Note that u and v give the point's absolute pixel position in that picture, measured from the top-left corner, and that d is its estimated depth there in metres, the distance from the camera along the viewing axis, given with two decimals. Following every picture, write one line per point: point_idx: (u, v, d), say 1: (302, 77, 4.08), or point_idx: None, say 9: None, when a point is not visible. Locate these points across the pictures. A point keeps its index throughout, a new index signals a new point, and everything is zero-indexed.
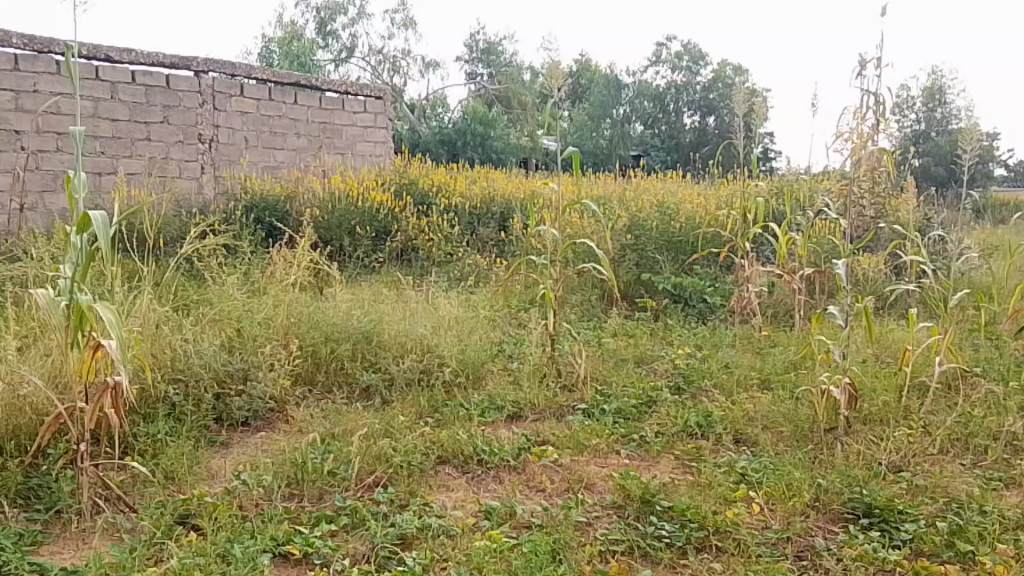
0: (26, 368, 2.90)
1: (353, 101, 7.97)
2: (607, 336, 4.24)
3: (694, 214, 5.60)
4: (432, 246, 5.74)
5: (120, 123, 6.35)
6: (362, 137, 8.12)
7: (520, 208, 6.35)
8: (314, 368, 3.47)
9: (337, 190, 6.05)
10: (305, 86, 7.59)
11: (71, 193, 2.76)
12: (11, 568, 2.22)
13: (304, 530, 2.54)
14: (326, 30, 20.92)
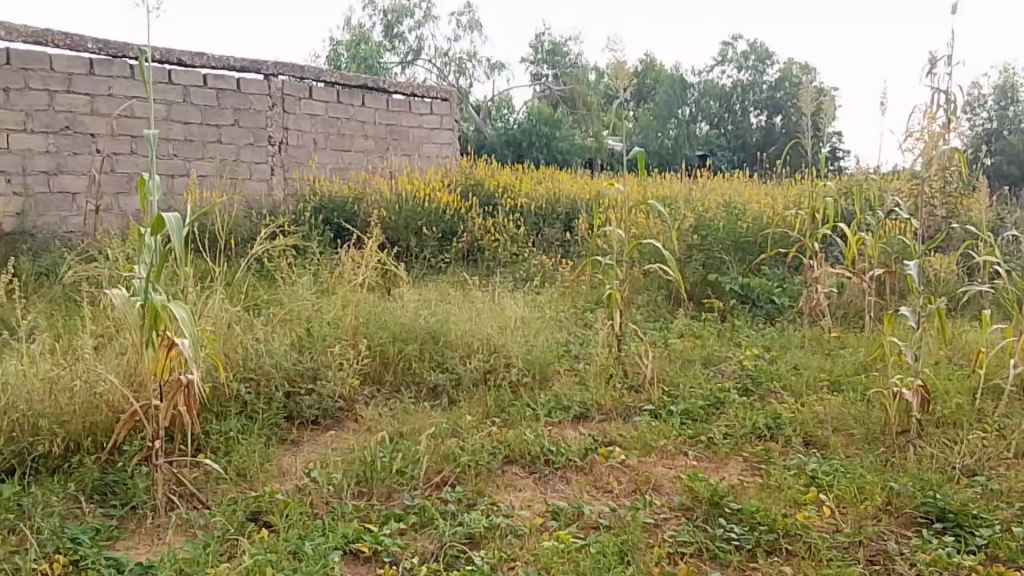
0: (103, 366, 2.94)
1: (418, 103, 7.99)
2: (674, 337, 4.23)
3: (762, 214, 5.60)
4: (498, 247, 5.74)
5: (191, 126, 6.44)
6: (428, 138, 8.14)
7: (585, 208, 6.36)
8: (382, 367, 3.49)
9: (405, 190, 6.13)
10: (371, 89, 7.62)
11: (143, 195, 2.62)
12: (88, 563, 2.29)
13: (374, 527, 2.56)
14: (393, 33, 20.08)
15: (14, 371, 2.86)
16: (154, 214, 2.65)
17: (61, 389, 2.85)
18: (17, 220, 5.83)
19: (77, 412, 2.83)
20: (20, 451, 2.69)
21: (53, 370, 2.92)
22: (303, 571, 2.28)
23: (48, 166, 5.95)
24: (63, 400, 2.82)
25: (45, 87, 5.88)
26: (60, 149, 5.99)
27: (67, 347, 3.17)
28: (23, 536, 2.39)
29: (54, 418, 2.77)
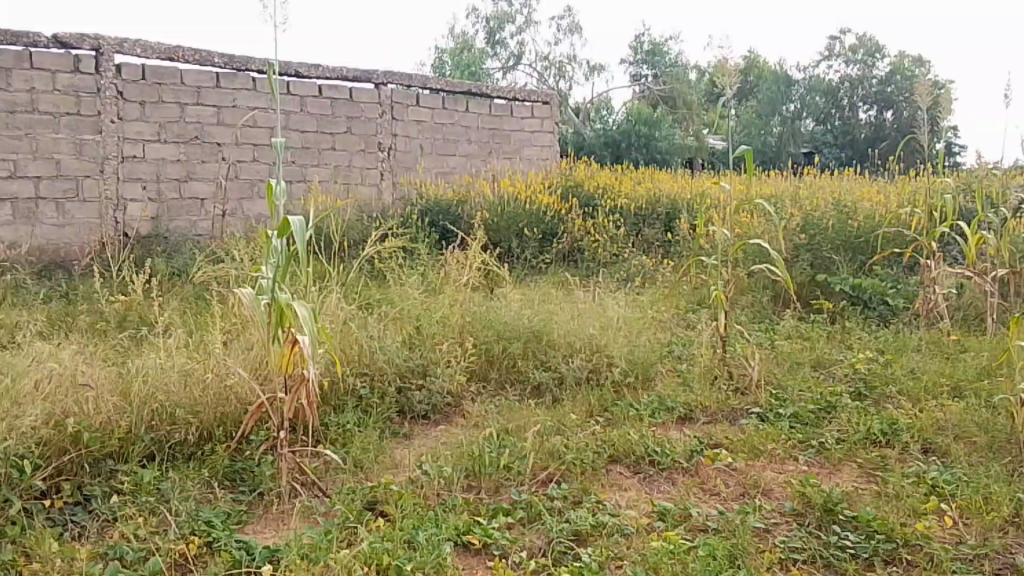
0: (232, 360, 3.14)
1: (520, 107, 8.09)
2: (781, 339, 4.14)
3: (874, 213, 5.41)
4: (599, 248, 5.74)
5: (308, 135, 6.76)
6: (529, 142, 8.21)
7: (686, 208, 6.28)
8: (487, 365, 3.58)
9: (507, 194, 6.32)
10: (475, 94, 7.73)
11: (271, 200, 2.78)
12: (222, 546, 2.45)
13: (484, 521, 2.62)
14: (495, 39, 20.34)
15: (153, 365, 3.08)
16: (281, 217, 2.81)
17: (195, 381, 3.06)
18: (152, 224, 6.26)
19: (210, 403, 3.03)
20: (159, 438, 2.89)
21: (188, 363, 3.14)
22: (417, 561, 2.37)
23: (179, 174, 6.38)
24: (196, 392, 3.03)
25: (177, 100, 6.29)
26: (190, 158, 6.41)
27: (198, 343, 3.39)
28: (163, 518, 2.58)
29: (189, 408, 2.98)
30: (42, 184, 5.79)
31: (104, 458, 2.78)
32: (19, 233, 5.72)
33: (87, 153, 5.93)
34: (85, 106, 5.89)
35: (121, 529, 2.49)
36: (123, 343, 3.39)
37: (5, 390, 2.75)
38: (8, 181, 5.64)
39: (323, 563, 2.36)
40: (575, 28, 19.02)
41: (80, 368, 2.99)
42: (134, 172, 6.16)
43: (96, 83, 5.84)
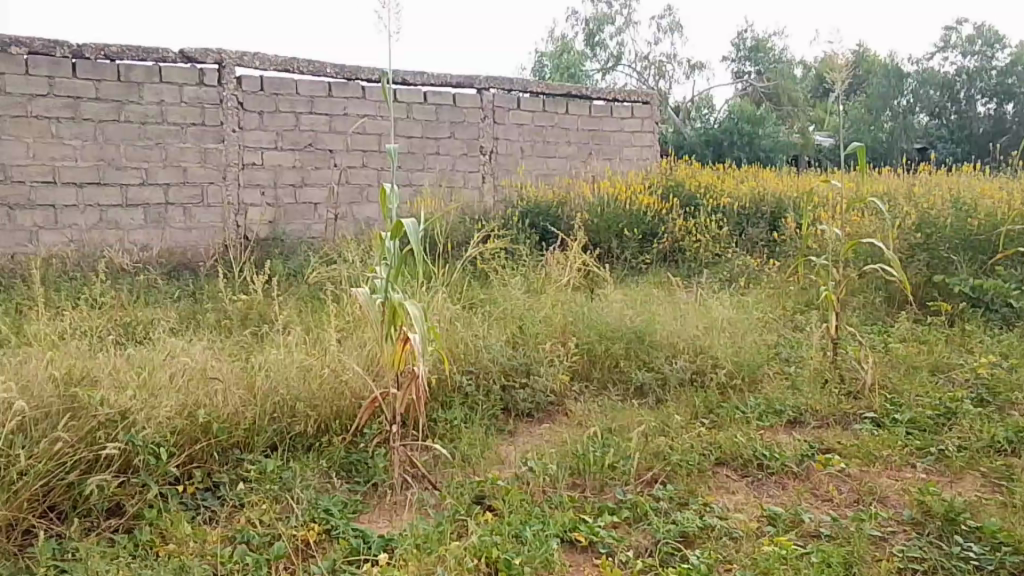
0: (347, 357, 3.28)
1: (620, 107, 8.02)
2: (895, 342, 4.01)
3: (996, 209, 5.12)
4: (700, 248, 5.74)
5: (414, 140, 6.93)
6: (629, 142, 8.13)
7: (792, 205, 6.23)
8: (589, 365, 3.60)
9: (607, 195, 6.34)
10: (576, 96, 7.73)
11: (384, 203, 2.91)
12: (340, 534, 2.58)
13: (589, 519, 2.66)
14: (594, 40, 19.45)
15: (275, 361, 3.25)
16: (394, 220, 2.93)
17: (313, 376, 3.21)
18: (270, 228, 6.59)
19: (327, 397, 3.17)
20: (281, 430, 3.05)
21: (306, 359, 3.30)
22: (528, 556, 2.42)
23: (295, 179, 6.67)
24: (314, 386, 3.18)
25: (292, 109, 6.56)
26: (305, 164, 6.69)
27: (314, 340, 3.57)
28: (285, 505, 2.73)
29: (307, 402, 3.13)
30: (171, 191, 6.19)
31: (230, 448, 2.95)
32: (150, 236, 6.15)
33: (211, 161, 6.31)
34: (210, 117, 6.26)
35: (247, 514, 2.66)
36: (246, 340, 3.60)
37: (144, 382, 2.97)
38: (140, 188, 6.05)
39: (434, 554, 2.45)
40: (677, 26, 18.71)
41: (209, 363, 3.19)
42: (254, 179, 6.50)
43: (219, 95, 6.19)
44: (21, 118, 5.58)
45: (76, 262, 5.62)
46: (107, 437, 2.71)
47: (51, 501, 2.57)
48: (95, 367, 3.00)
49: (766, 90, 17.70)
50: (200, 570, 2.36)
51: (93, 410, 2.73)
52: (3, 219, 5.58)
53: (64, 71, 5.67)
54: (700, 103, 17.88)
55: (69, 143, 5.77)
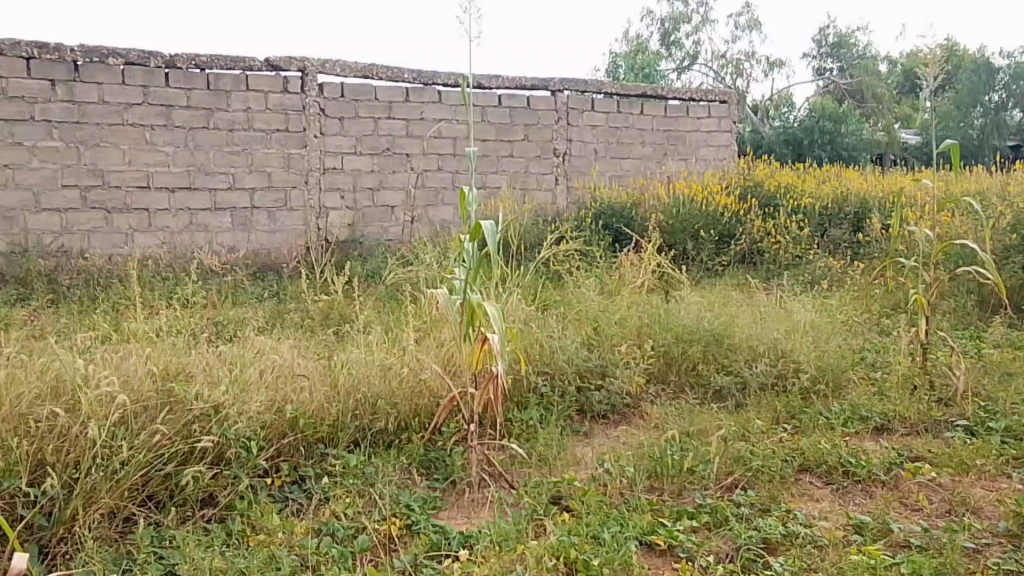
0: (426, 355, 3.35)
1: (698, 107, 7.84)
2: (989, 347, 3.85)
3: None
4: (780, 250, 5.71)
5: (485, 143, 7.00)
6: (706, 141, 7.96)
7: (877, 207, 6.23)
8: (666, 367, 3.58)
9: (682, 195, 6.29)
10: (651, 96, 7.61)
11: (463, 207, 2.97)
12: (420, 529, 2.64)
13: (668, 523, 2.63)
14: (669, 40, 19.00)
15: (357, 359, 3.34)
16: (473, 222, 2.98)
17: (393, 374, 3.28)
18: (351, 230, 6.73)
19: (407, 395, 3.25)
20: (363, 427, 3.12)
21: (387, 357, 3.38)
22: (607, 557, 2.41)
23: (373, 183, 6.78)
24: (394, 383, 3.25)
25: (371, 115, 6.67)
26: (382, 168, 6.79)
27: (393, 339, 3.65)
28: (368, 500, 2.80)
29: (388, 399, 3.20)
30: (256, 195, 6.42)
31: (315, 443, 3.04)
32: (237, 238, 6.39)
33: (294, 166, 6.50)
34: (293, 123, 6.45)
35: (332, 507, 2.74)
36: (329, 339, 3.71)
37: (235, 377, 3.09)
38: (227, 192, 6.31)
39: (512, 552, 2.47)
40: (756, 24, 18.31)
41: (296, 361, 3.31)
42: (334, 183, 6.65)
43: (302, 102, 6.36)
44: (118, 125, 5.92)
45: (168, 262, 5.93)
46: (202, 430, 2.84)
47: (150, 490, 2.71)
48: (189, 363, 3.12)
49: (849, 87, 17.07)
50: (289, 561, 2.44)
51: (189, 404, 2.87)
52: (102, 222, 5.93)
53: (158, 81, 5.98)
54: (779, 101, 17.20)
55: (163, 149, 6.09)
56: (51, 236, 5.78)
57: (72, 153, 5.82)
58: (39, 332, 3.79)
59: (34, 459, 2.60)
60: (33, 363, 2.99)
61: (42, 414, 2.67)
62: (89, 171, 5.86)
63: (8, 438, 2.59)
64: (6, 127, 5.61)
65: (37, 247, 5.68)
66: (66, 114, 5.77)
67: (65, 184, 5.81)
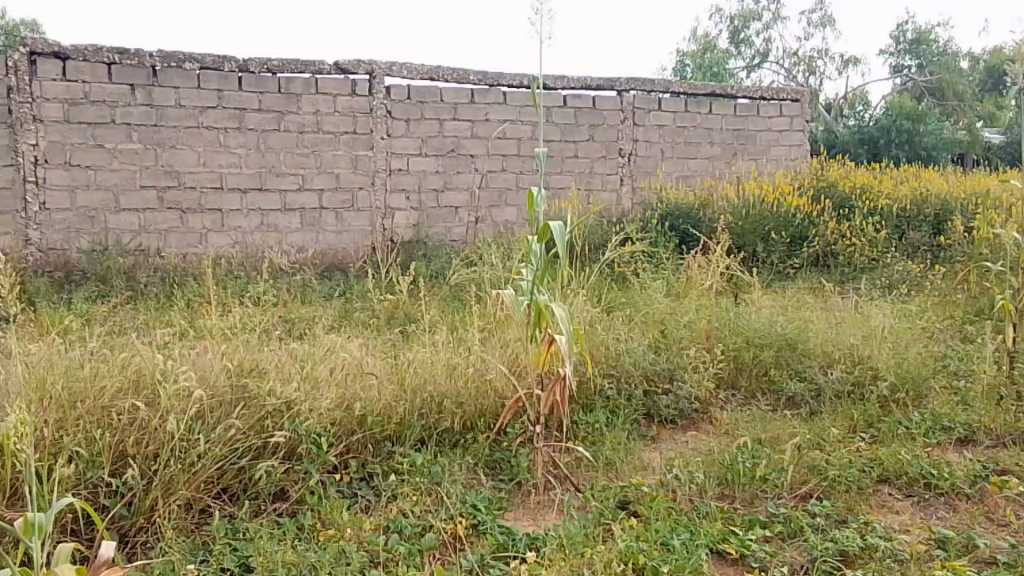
0: (491, 356, 3.35)
1: (767, 106, 7.72)
2: None
3: None
4: (855, 252, 5.67)
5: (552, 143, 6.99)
6: (776, 141, 7.84)
7: (959, 208, 6.17)
8: (736, 372, 3.51)
9: (753, 196, 6.27)
10: (720, 95, 7.51)
11: (530, 206, 2.99)
12: (487, 529, 2.63)
13: (740, 531, 2.57)
14: (739, 38, 18.66)
15: (423, 359, 3.35)
16: (540, 223, 2.99)
17: (458, 374, 3.29)
18: (415, 231, 6.80)
19: (472, 396, 3.25)
20: (428, 426, 3.13)
21: (453, 357, 3.38)
22: (679, 564, 2.37)
23: (438, 184, 6.83)
24: (459, 383, 3.26)
25: (437, 116, 6.70)
26: (447, 169, 6.83)
27: (459, 338, 3.67)
28: (434, 498, 2.81)
29: (454, 399, 3.21)
30: (325, 196, 6.52)
31: (383, 440, 3.06)
32: (306, 237, 6.51)
33: (361, 167, 6.58)
34: (361, 125, 6.53)
35: (400, 505, 2.76)
36: (395, 339, 3.75)
37: (306, 374, 3.14)
38: (298, 193, 6.44)
39: (580, 555, 2.45)
40: (829, 20, 17.90)
41: (364, 359, 3.34)
42: (400, 184, 6.72)
43: (370, 104, 6.43)
44: (193, 128, 6.07)
45: (240, 261, 6.08)
46: (274, 425, 2.90)
47: (224, 483, 2.78)
48: (262, 359, 3.18)
49: (928, 84, 16.89)
50: (359, 557, 2.46)
51: (263, 400, 2.93)
52: (177, 222, 6.12)
53: (231, 85, 6.12)
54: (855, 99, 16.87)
55: (236, 152, 6.23)
56: (129, 234, 5.99)
57: (150, 156, 6.01)
58: (120, 328, 3.94)
59: (116, 451, 2.69)
60: (115, 358, 3.09)
61: (124, 407, 2.78)
62: (167, 173, 6.04)
63: (92, 430, 2.70)
64: (88, 131, 5.81)
65: (116, 245, 5.89)
66: (145, 118, 5.95)
67: (143, 185, 6.01)
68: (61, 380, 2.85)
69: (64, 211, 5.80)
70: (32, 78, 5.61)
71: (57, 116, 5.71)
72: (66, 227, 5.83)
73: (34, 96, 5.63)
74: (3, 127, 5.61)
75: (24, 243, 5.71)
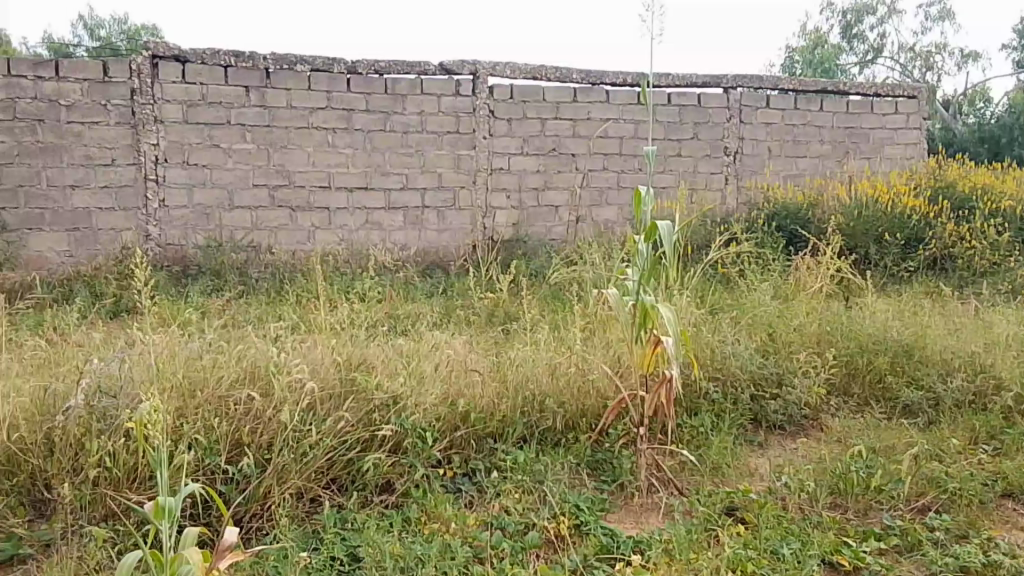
0: (594, 356, 3.36)
1: (881, 103, 7.46)
2: None
3: None
4: (975, 255, 5.53)
5: (656, 142, 6.94)
6: (891, 139, 7.58)
7: None
8: (848, 379, 3.44)
9: (866, 196, 6.23)
10: (831, 92, 7.34)
11: (638, 206, 2.97)
12: (590, 529, 2.62)
13: (853, 543, 2.49)
14: (852, 32, 18.11)
15: (524, 357, 3.38)
16: (647, 223, 2.97)
17: (560, 374, 3.30)
18: (515, 230, 6.84)
19: (575, 395, 3.26)
20: (530, 424, 3.16)
21: (554, 356, 3.40)
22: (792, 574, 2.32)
23: (539, 184, 6.84)
24: (561, 382, 3.27)
25: (539, 116, 6.70)
26: (548, 169, 6.83)
27: (559, 339, 3.70)
28: (537, 496, 2.82)
29: (555, 398, 3.22)
30: (427, 195, 6.62)
31: (485, 437, 3.10)
32: (409, 236, 6.63)
33: (463, 167, 6.65)
34: (464, 125, 6.59)
35: (503, 502, 2.77)
36: (497, 337, 3.85)
37: (411, 369, 3.20)
38: (401, 192, 6.55)
39: (687, 560, 2.41)
40: (949, 13, 17.22)
41: (467, 357, 3.41)
42: (500, 183, 6.76)
43: (472, 104, 6.48)
44: (304, 129, 6.26)
45: (346, 258, 6.24)
46: (382, 419, 2.96)
47: (333, 474, 2.85)
48: (369, 354, 3.25)
49: None
50: (463, 552, 2.48)
51: (371, 394, 3.00)
52: (287, 220, 6.32)
53: (340, 86, 6.26)
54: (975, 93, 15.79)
55: (344, 152, 6.38)
56: (242, 231, 6.23)
57: (263, 155, 6.22)
58: (235, 321, 4.13)
59: (232, 439, 2.78)
60: (231, 350, 3.20)
61: (241, 398, 2.87)
62: (278, 172, 6.24)
63: (210, 419, 2.79)
64: (205, 131, 6.04)
65: (230, 242, 6.13)
66: (258, 118, 6.15)
67: (255, 184, 6.22)
68: (182, 370, 2.98)
69: (183, 208, 6.07)
70: (155, 81, 5.87)
71: (176, 116, 5.96)
72: (184, 224, 6.09)
73: (155, 97, 5.88)
74: (127, 127, 5.89)
75: (146, 239, 6.01)
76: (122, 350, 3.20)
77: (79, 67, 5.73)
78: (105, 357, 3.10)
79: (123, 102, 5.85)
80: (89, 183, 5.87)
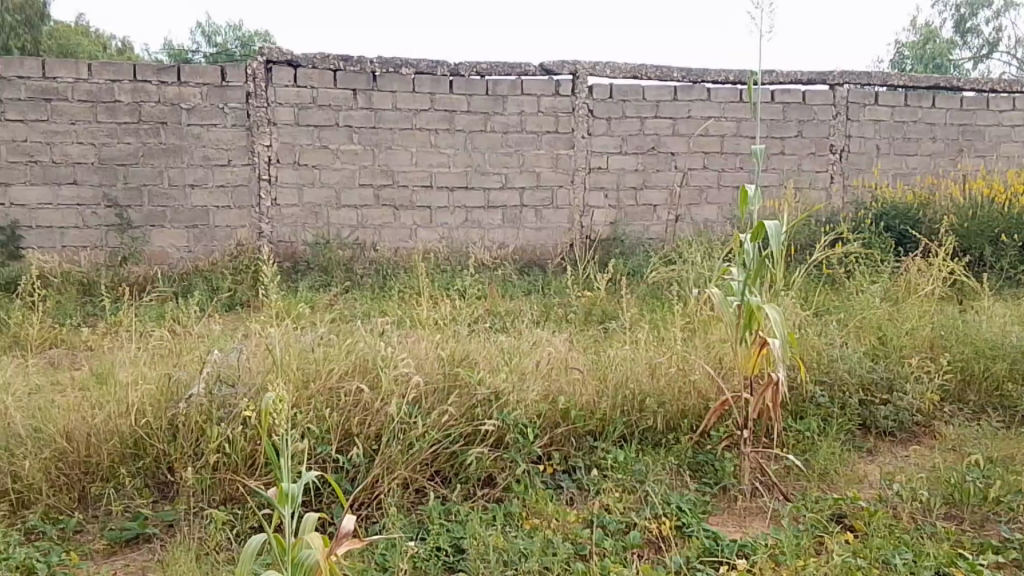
0: (694, 356, 3.36)
1: (997, 98, 7.20)
2: None
3: None
4: None
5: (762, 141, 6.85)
6: (1008, 137, 7.29)
7: None
8: (963, 385, 3.37)
9: (980, 196, 6.13)
10: (943, 88, 7.11)
11: (744, 204, 2.91)
12: (693, 531, 2.60)
13: (969, 555, 2.38)
14: (966, 27, 17.48)
15: (625, 356, 3.41)
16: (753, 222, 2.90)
17: (661, 374, 3.32)
18: (612, 228, 6.85)
19: (675, 395, 3.26)
20: (631, 423, 3.18)
21: (654, 356, 3.41)
22: None
23: (637, 182, 6.83)
24: (662, 382, 3.28)
25: (638, 114, 6.69)
26: (646, 168, 6.81)
27: (659, 339, 3.73)
28: (638, 496, 2.82)
29: (656, 398, 3.24)
30: (525, 194, 6.70)
31: (585, 435, 3.13)
32: (507, 235, 6.72)
33: (561, 166, 6.69)
34: (563, 125, 6.63)
35: (604, 500, 2.78)
36: (597, 336, 3.99)
37: (512, 366, 3.25)
38: (500, 191, 6.65)
39: (796, 566, 2.36)
40: None
41: (569, 354, 3.46)
42: (599, 182, 6.78)
43: (573, 103, 6.51)
44: (407, 129, 6.43)
45: (447, 256, 6.42)
46: (484, 413, 3.01)
47: (437, 466, 2.91)
48: (472, 350, 3.31)
49: None
50: (566, 548, 2.48)
51: (473, 389, 3.05)
52: (389, 217, 6.49)
53: (443, 88, 6.40)
54: None
55: (446, 151, 6.52)
56: (348, 229, 6.42)
57: (370, 155, 6.41)
58: (344, 317, 4.33)
59: (342, 430, 2.88)
60: (342, 344, 3.33)
61: (350, 389, 2.96)
62: (383, 172, 6.41)
63: (322, 409, 2.88)
64: (315, 133, 6.26)
65: (337, 238, 6.33)
66: (365, 120, 6.34)
67: (361, 183, 6.41)
68: (300, 362, 3.10)
69: (293, 207, 6.29)
70: (269, 86, 6.12)
71: (288, 118, 6.18)
72: (293, 221, 6.32)
73: (269, 101, 6.12)
74: (243, 130, 6.14)
75: (258, 236, 6.26)
76: (240, 342, 3.37)
77: (198, 73, 6.02)
78: (226, 350, 3.26)
79: (238, 105, 6.11)
80: (207, 183, 6.16)
